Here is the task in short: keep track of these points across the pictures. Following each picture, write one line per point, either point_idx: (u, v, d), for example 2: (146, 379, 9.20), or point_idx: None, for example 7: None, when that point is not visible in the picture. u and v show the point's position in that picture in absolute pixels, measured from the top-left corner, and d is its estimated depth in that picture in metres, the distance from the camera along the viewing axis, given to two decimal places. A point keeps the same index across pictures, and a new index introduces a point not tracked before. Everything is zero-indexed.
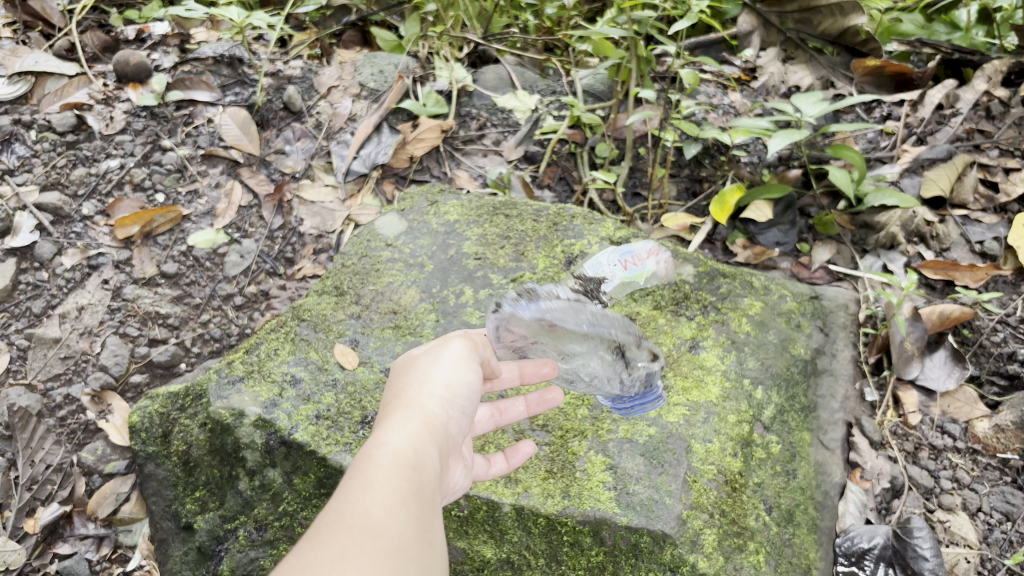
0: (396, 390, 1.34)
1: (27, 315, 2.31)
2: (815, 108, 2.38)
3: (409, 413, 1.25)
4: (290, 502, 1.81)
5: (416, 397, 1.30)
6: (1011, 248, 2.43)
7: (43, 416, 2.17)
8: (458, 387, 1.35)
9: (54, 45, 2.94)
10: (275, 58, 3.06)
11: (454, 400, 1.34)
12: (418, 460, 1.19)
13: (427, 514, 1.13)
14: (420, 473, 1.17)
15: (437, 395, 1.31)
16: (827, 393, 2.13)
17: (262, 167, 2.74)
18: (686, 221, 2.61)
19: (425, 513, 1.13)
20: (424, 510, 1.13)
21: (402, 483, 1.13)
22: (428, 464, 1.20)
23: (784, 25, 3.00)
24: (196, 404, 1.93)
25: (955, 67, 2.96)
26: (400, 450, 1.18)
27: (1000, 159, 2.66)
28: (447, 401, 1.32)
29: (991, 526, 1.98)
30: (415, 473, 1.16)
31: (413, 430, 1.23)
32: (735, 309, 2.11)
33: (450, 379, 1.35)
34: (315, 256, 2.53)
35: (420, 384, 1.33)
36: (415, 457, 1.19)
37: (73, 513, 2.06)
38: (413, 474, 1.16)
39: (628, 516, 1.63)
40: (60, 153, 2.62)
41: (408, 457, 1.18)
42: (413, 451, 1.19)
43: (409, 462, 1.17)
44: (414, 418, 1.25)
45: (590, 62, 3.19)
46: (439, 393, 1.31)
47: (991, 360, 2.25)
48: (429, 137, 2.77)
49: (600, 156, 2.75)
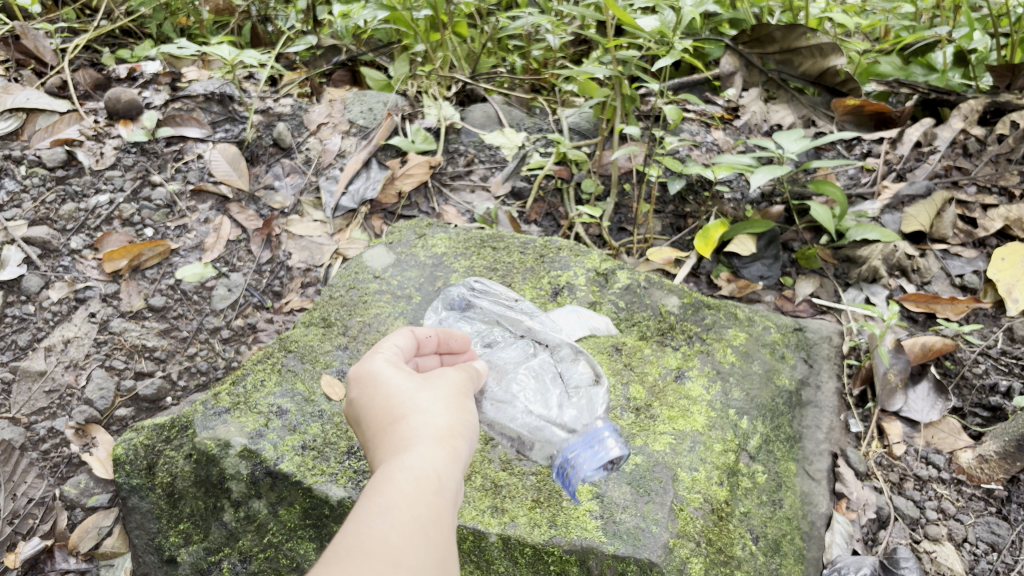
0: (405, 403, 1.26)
1: (13, 348, 2.29)
2: (796, 144, 2.43)
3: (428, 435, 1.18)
4: (275, 533, 1.80)
5: (427, 413, 1.23)
6: (991, 282, 2.48)
7: (26, 449, 2.14)
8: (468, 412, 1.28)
9: (46, 83, 2.97)
10: (266, 96, 3.11)
11: (467, 421, 1.26)
12: (442, 483, 1.12)
13: (450, 541, 1.07)
14: (442, 497, 1.10)
15: (453, 418, 1.24)
16: (813, 424, 2.16)
17: (250, 203, 2.77)
18: (671, 255, 2.64)
19: (447, 540, 1.06)
20: (446, 536, 1.07)
21: (427, 508, 1.07)
22: (451, 487, 1.13)
23: (767, 66, 3.06)
24: (181, 436, 1.91)
25: (931, 107, 3.02)
26: (420, 474, 1.11)
27: (978, 195, 2.72)
28: (463, 422, 1.25)
29: (977, 557, 1.97)
30: (438, 497, 1.09)
31: (434, 451, 1.16)
32: (720, 340, 2.14)
33: (460, 401, 1.29)
34: (303, 289, 2.55)
35: (434, 404, 1.25)
36: (437, 479, 1.12)
37: (54, 547, 2.01)
38: (438, 499, 1.09)
39: (616, 545, 1.61)
40: (49, 188, 2.63)
41: (431, 482, 1.11)
42: (434, 473, 1.12)
43: (430, 486, 1.10)
44: (434, 439, 1.18)
45: (575, 101, 3.25)
46: (452, 414, 1.24)
47: (973, 392, 2.27)
48: (417, 173, 2.83)
49: (586, 192, 2.82)
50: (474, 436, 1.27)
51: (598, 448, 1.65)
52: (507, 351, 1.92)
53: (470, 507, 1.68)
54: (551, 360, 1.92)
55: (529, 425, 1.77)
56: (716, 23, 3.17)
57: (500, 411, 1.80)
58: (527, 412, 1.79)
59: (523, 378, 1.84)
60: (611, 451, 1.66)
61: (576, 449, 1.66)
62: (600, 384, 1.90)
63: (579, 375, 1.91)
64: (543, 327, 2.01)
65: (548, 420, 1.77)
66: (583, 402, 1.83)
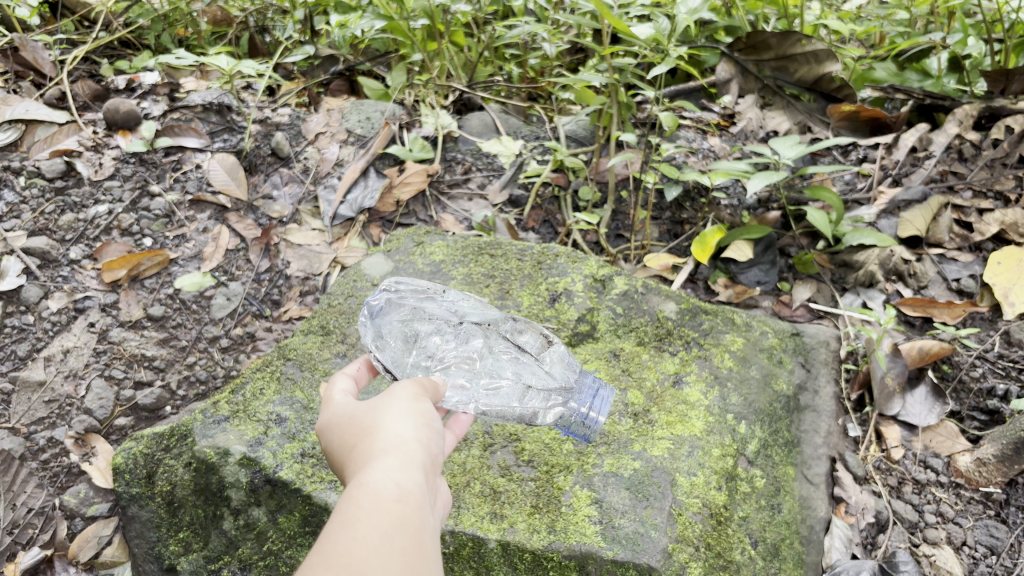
0: (363, 424, 1.26)
1: (12, 358, 2.29)
2: (792, 150, 2.43)
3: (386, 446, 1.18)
4: (275, 541, 1.81)
5: (383, 426, 1.23)
6: (987, 286, 2.50)
7: (25, 459, 2.13)
8: (426, 411, 1.28)
9: (45, 94, 2.98)
10: (264, 106, 3.13)
11: (426, 421, 1.27)
12: (403, 488, 1.11)
13: (421, 542, 1.06)
14: (407, 501, 1.09)
15: (411, 423, 1.24)
16: (811, 428, 2.17)
17: (249, 212, 2.78)
18: (668, 261, 2.64)
19: (416, 542, 1.05)
20: (414, 539, 1.05)
21: (388, 515, 1.05)
22: (415, 489, 1.12)
23: (762, 73, 3.06)
24: (181, 444, 1.91)
25: (926, 112, 3.03)
26: (380, 484, 1.10)
27: (973, 200, 2.73)
28: (421, 425, 1.24)
29: (976, 560, 1.97)
30: (401, 503, 1.08)
31: (392, 459, 1.16)
32: (717, 345, 2.15)
33: (416, 403, 1.29)
34: (301, 298, 2.57)
35: (391, 414, 1.25)
36: (399, 486, 1.11)
37: (54, 557, 2.01)
38: (400, 505, 1.08)
39: (614, 550, 1.62)
40: (48, 199, 2.64)
41: (391, 490, 1.09)
42: (395, 481, 1.11)
43: (391, 494, 1.09)
44: (392, 449, 1.18)
45: (573, 108, 3.23)
46: (409, 419, 1.24)
47: (971, 396, 2.28)
48: (415, 181, 2.84)
49: (583, 199, 2.83)
50: (438, 433, 1.28)
51: (601, 394, 1.68)
52: (461, 342, 1.72)
53: (469, 514, 1.68)
54: (504, 332, 1.79)
55: (537, 400, 1.71)
56: (711, 30, 3.16)
57: (498, 397, 1.70)
58: (526, 387, 1.72)
59: (499, 358, 1.74)
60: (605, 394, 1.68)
61: (579, 401, 1.67)
62: (552, 343, 1.89)
63: (531, 340, 1.84)
64: (469, 306, 1.84)
65: (548, 388, 1.73)
66: (560, 365, 1.82)
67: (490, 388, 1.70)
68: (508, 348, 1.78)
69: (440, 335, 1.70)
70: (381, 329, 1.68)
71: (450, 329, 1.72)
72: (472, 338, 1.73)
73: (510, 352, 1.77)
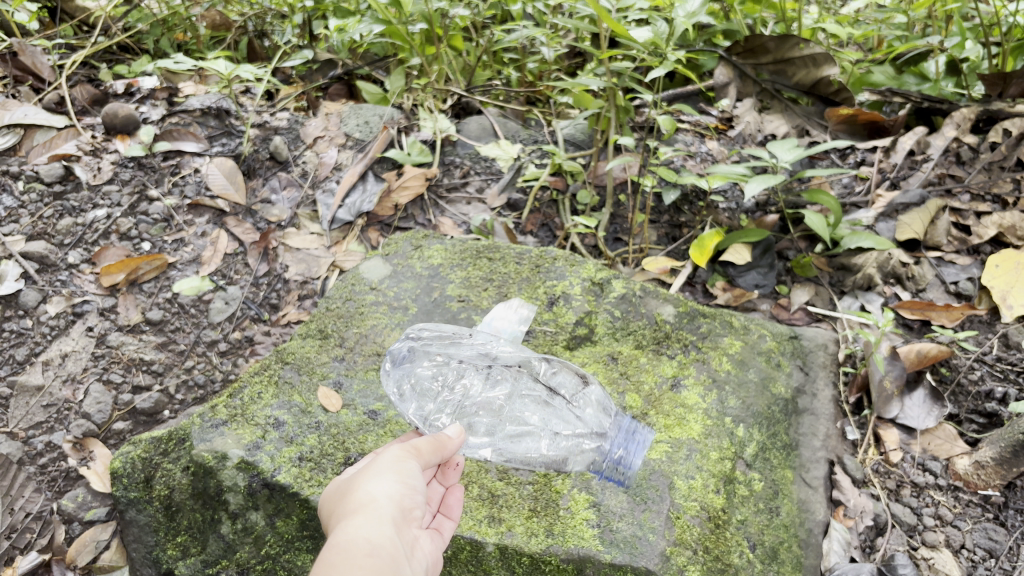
0: (345, 486, 1.32)
1: (10, 362, 2.29)
2: (790, 153, 2.43)
3: (361, 504, 1.23)
4: (273, 545, 1.81)
5: (360, 484, 1.28)
6: (986, 288, 2.50)
7: (24, 463, 2.13)
8: (405, 465, 1.33)
9: (43, 98, 2.98)
10: (262, 110, 3.13)
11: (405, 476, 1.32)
12: (374, 545, 1.16)
13: None
14: (378, 557, 1.14)
15: (389, 480, 1.29)
16: (808, 431, 2.17)
17: (247, 216, 2.78)
18: (666, 264, 2.65)
19: None
20: None
21: (359, 569, 1.10)
22: (387, 544, 1.17)
23: (760, 77, 3.05)
24: (179, 449, 1.91)
25: (925, 116, 3.04)
26: (354, 540, 1.15)
27: (971, 203, 2.74)
28: (398, 481, 1.30)
29: (975, 563, 1.96)
30: (372, 559, 1.13)
31: (365, 516, 1.21)
32: (716, 348, 2.15)
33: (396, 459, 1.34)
34: (300, 302, 2.57)
35: (370, 472, 1.31)
36: (371, 543, 1.16)
37: (52, 561, 2.01)
38: (371, 559, 1.13)
39: (612, 553, 1.62)
40: (46, 203, 2.64)
41: (363, 545, 1.15)
42: (367, 538, 1.16)
43: (363, 550, 1.14)
44: (367, 506, 1.23)
45: (570, 113, 3.27)
46: (386, 476, 1.29)
47: (969, 399, 2.28)
48: (413, 185, 2.85)
49: (581, 203, 2.83)
50: (418, 488, 1.33)
51: (634, 440, 1.75)
52: (488, 385, 1.84)
53: (467, 518, 1.68)
54: (537, 374, 1.90)
55: (565, 445, 1.77)
56: (710, 34, 3.16)
57: (523, 444, 1.78)
58: (554, 433, 1.78)
59: (529, 403, 1.82)
60: (642, 442, 1.76)
61: (613, 445, 1.74)
62: (587, 383, 1.94)
63: (565, 381, 1.92)
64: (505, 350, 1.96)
65: (578, 433, 1.78)
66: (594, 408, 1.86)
67: (515, 434, 1.78)
68: (540, 390, 1.86)
69: (468, 381, 1.84)
70: (410, 378, 1.86)
71: (479, 376, 1.85)
72: (502, 384, 1.85)
73: (543, 395, 1.85)
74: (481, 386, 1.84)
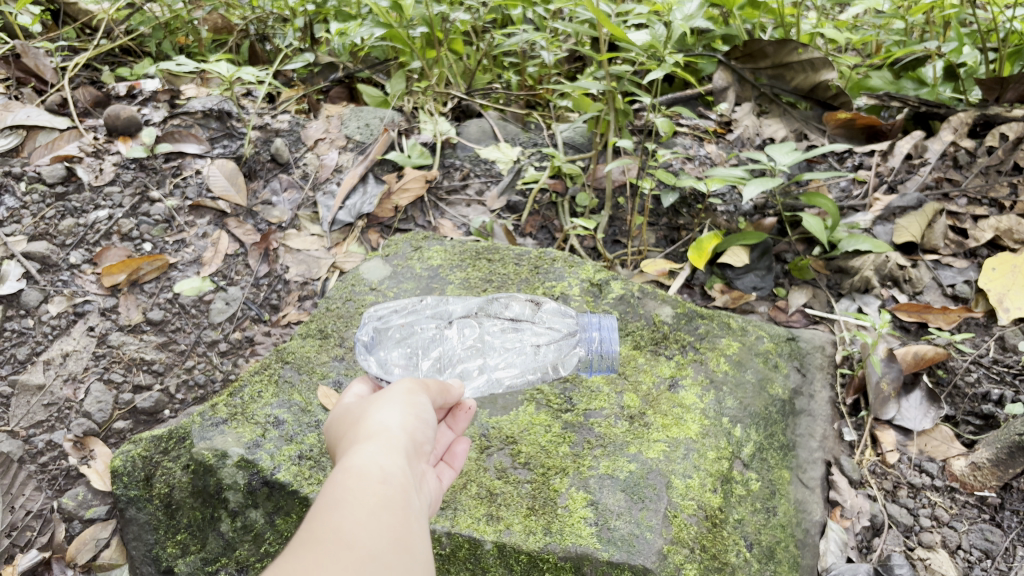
0: (354, 418, 1.28)
1: (11, 362, 2.30)
2: (787, 156, 2.44)
3: (372, 432, 1.20)
4: (272, 542, 1.81)
5: (371, 416, 1.25)
6: (982, 291, 2.51)
7: (24, 462, 2.14)
8: (414, 401, 1.31)
9: (47, 100, 3.00)
10: (264, 112, 3.15)
11: (415, 413, 1.29)
12: (387, 473, 1.11)
13: (406, 525, 1.07)
14: (390, 485, 1.10)
15: (399, 415, 1.26)
16: (806, 432, 2.18)
17: (248, 218, 2.79)
18: (664, 266, 2.67)
19: (400, 519, 1.06)
20: (397, 518, 1.06)
21: (373, 495, 1.07)
22: (399, 471, 1.14)
23: (758, 81, 3.08)
24: (179, 447, 1.92)
25: (923, 120, 3.07)
26: (366, 465, 1.11)
27: (968, 207, 2.75)
28: (408, 416, 1.27)
29: (971, 564, 1.97)
30: (385, 485, 1.09)
31: (376, 443, 1.17)
32: (713, 349, 2.16)
33: (406, 395, 1.32)
34: (300, 303, 2.58)
35: (381, 407, 1.27)
36: (384, 471, 1.12)
37: (52, 559, 2.02)
38: (383, 486, 1.09)
39: (610, 551, 1.63)
40: (49, 205, 2.66)
41: (376, 472, 1.11)
42: (379, 466, 1.12)
43: (375, 476, 1.10)
44: (378, 435, 1.20)
45: (570, 116, 3.29)
46: (396, 410, 1.26)
47: (966, 401, 2.29)
48: (413, 187, 2.86)
49: (581, 205, 2.84)
50: (426, 425, 1.30)
51: (604, 323, 1.82)
52: (457, 335, 1.86)
53: (466, 516, 1.69)
54: (492, 313, 1.97)
55: (550, 355, 1.91)
56: (709, 39, 3.18)
57: (516, 367, 1.88)
58: (536, 348, 1.90)
59: (499, 332, 1.90)
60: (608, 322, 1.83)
61: (589, 339, 1.82)
62: (539, 304, 2.06)
63: (519, 308, 2.02)
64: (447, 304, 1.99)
65: (554, 340, 1.92)
66: (552, 321, 1.99)
67: (507, 362, 1.86)
68: (501, 321, 1.94)
69: (432, 336, 1.84)
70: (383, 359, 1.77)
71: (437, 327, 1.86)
72: (462, 330, 1.88)
73: (504, 325, 1.93)
74: (446, 339, 1.84)
